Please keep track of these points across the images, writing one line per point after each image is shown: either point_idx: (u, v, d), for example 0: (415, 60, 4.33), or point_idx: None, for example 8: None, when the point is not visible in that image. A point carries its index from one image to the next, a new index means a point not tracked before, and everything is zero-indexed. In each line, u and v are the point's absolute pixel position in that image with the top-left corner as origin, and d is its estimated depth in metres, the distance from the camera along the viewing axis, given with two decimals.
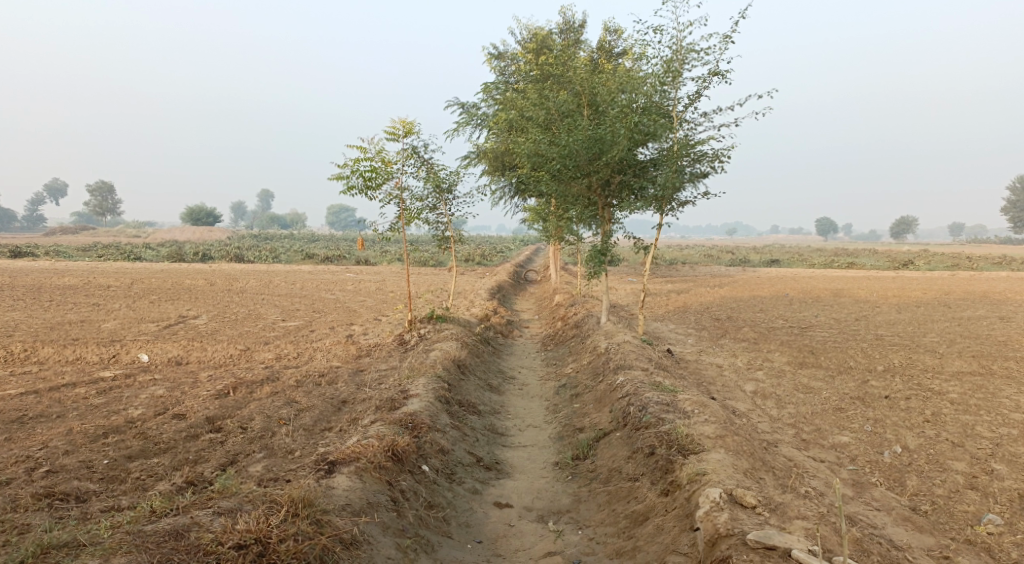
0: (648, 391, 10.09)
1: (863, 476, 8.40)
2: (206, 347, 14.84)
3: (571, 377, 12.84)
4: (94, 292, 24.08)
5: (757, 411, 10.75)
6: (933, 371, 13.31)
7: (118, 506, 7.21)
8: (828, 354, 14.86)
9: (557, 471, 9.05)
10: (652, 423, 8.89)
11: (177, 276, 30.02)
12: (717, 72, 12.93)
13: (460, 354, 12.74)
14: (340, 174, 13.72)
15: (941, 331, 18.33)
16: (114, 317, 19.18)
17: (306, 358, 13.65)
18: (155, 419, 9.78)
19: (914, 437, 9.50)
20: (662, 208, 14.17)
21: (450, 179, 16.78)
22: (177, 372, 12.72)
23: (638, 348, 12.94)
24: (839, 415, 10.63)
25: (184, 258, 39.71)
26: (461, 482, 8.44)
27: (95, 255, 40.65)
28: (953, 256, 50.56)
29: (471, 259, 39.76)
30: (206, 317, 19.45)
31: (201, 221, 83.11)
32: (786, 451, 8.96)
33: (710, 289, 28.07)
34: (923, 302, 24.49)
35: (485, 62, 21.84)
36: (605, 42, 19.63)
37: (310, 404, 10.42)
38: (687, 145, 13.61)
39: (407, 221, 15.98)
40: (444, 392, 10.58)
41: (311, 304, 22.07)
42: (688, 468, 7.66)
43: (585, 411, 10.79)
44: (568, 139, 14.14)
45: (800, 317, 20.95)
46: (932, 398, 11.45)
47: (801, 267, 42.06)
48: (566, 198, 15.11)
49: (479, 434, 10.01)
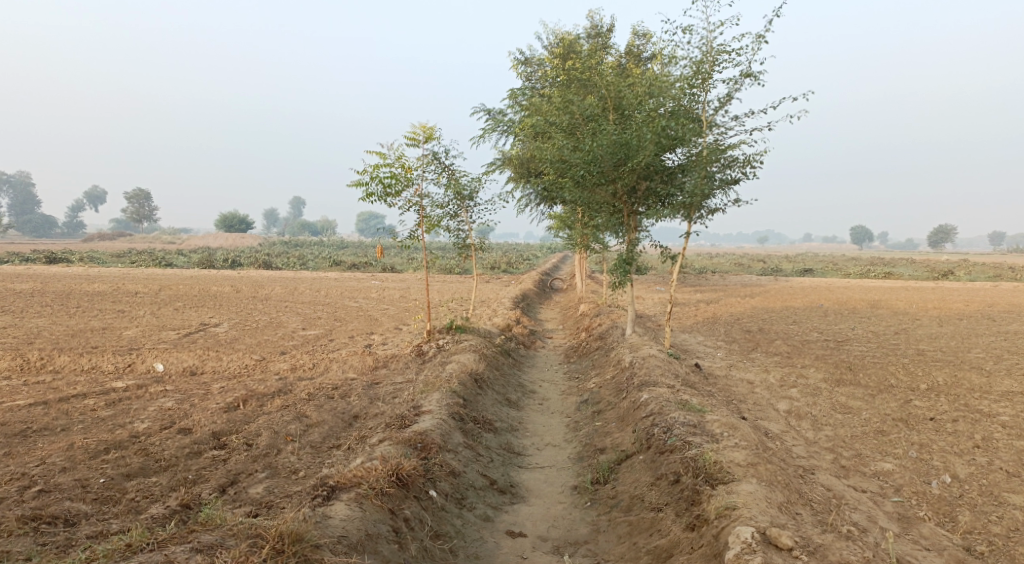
0: (673, 411, 9.48)
1: (910, 509, 7.71)
2: (223, 357, 14.50)
3: (593, 392, 12.28)
4: (121, 298, 24.06)
5: (791, 433, 10.11)
6: (980, 391, 12.50)
7: (106, 532, 6.86)
8: (868, 371, 14.09)
9: (576, 497, 8.49)
10: (678, 446, 8.28)
11: (204, 283, 29.99)
12: (749, 74, 12.28)
13: (478, 367, 12.23)
14: (359, 181, 13.30)
15: (986, 346, 17.42)
16: (136, 325, 19.01)
17: (322, 369, 13.28)
18: (160, 434, 9.40)
19: (964, 466, 8.78)
20: (690, 216, 13.55)
21: (472, 185, 16.33)
22: (190, 383, 12.37)
23: (665, 362, 12.35)
24: (881, 439, 9.92)
25: (214, 264, 39.92)
26: (472, 508, 7.93)
27: (128, 261, 41.17)
28: (995, 265, 48.90)
29: (497, 267, 39.41)
30: (227, 325, 19.21)
31: (235, 228, 84.00)
32: (824, 480, 8.33)
33: (741, 300, 27.29)
34: (966, 314, 23.47)
35: (512, 68, 21.42)
36: (633, 47, 19.12)
37: (320, 420, 9.99)
38: (717, 150, 13.00)
39: (427, 229, 15.54)
40: (459, 409, 10.07)
41: (333, 313, 21.76)
42: (716, 501, 7.04)
43: (607, 430, 10.20)
44: (592, 144, 13.60)
45: (836, 329, 20.12)
46: (981, 421, 10.67)
47: (835, 276, 41.03)
48: (591, 205, 14.56)
49: (494, 454, 9.49)
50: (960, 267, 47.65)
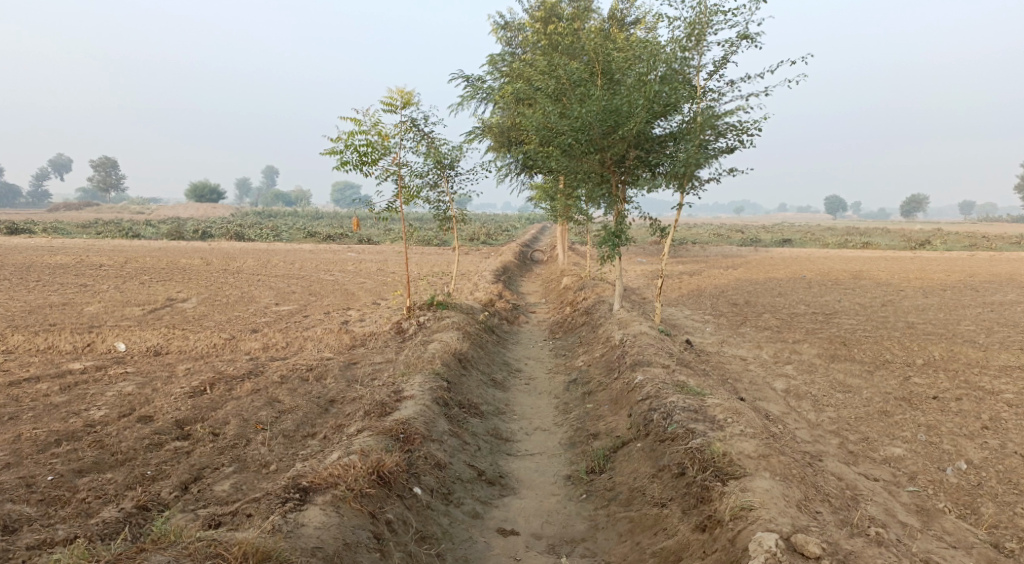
0: (672, 394, 8.88)
1: (928, 500, 7.27)
2: (190, 335, 13.66)
3: (582, 371, 11.69)
4: (85, 271, 22.94)
5: (792, 415, 9.60)
6: (978, 366, 12.10)
7: (50, 542, 6.19)
8: (862, 346, 13.64)
9: (570, 488, 7.91)
10: (680, 435, 7.71)
11: (172, 254, 28.85)
12: (746, 35, 11.55)
13: (461, 347, 11.55)
14: (333, 149, 12.40)
15: (975, 318, 17.09)
16: (98, 300, 18.02)
17: (296, 348, 12.54)
18: (118, 423, 8.60)
19: (977, 450, 8.34)
20: (682, 186, 12.81)
21: (452, 154, 15.50)
22: (153, 364, 11.56)
23: (657, 340, 11.75)
24: (886, 420, 9.44)
25: (183, 235, 38.54)
26: (460, 504, 7.32)
27: (94, 231, 39.63)
28: (968, 234, 48.93)
29: (476, 238, 38.66)
30: (195, 300, 18.30)
31: (205, 198, 81.90)
32: (834, 467, 7.84)
33: (723, 271, 26.87)
34: (948, 285, 23.20)
35: (491, 33, 20.52)
36: (616, 11, 18.30)
37: (293, 405, 9.27)
38: (712, 117, 12.22)
39: (406, 200, 14.75)
40: (443, 393, 9.40)
41: (308, 286, 20.89)
42: (730, 500, 6.49)
43: (599, 413, 9.60)
44: (581, 110, 12.81)
45: (822, 301, 19.72)
46: (985, 400, 10.25)
47: (814, 247, 40.90)
48: (577, 174, 13.77)
49: (481, 441, 8.86)
50: (933, 236, 47.96)
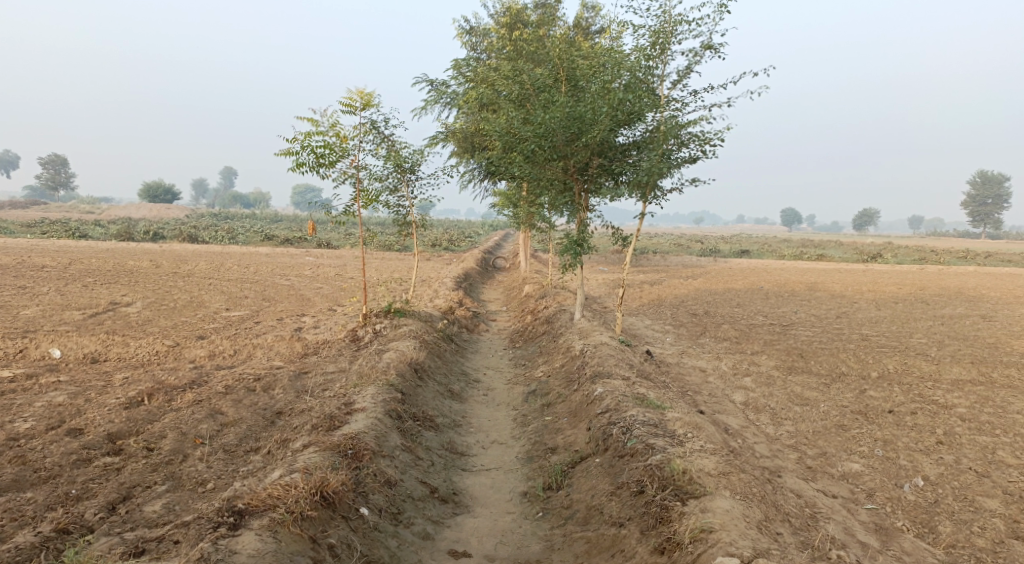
0: (631, 407, 8.66)
1: (887, 519, 7.20)
2: (132, 342, 13.04)
3: (542, 382, 11.42)
4: (25, 273, 21.94)
5: (751, 428, 9.48)
6: (932, 380, 12.17)
7: None
8: (820, 358, 13.65)
9: (526, 506, 7.63)
10: (639, 450, 7.50)
11: (120, 256, 27.86)
12: (709, 45, 11.47)
13: (418, 356, 11.19)
14: (288, 149, 11.96)
15: (927, 331, 17.31)
16: (37, 303, 17.18)
17: (244, 356, 12.04)
18: (44, 436, 8.05)
19: (934, 465, 8.29)
20: (645, 196, 12.66)
21: (413, 158, 15.16)
22: (89, 373, 10.95)
23: (617, 351, 11.56)
24: (844, 434, 9.37)
25: (134, 236, 37.30)
26: (410, 524, 6.99)
27: (39, 231, 38.12)
28: (917, 249, 50.10)
29: (437, 244, 38.27)
30: (141, 304, 17.57)
31: (160, 199, 79.93)
32: (793, 483, 7.71)
33: (683, 280, 26.97)
34: (900, 298, 23.59)
35: (455, 37, 20.24)
36: (581, 20, 18.19)
37: (237, 418, 8.82)
38: (675, 126, 12.09)
39: (365, 204, 14.35)
40: (397, 405, 9.05)
41: (261, 291, 20.29)
42: (689, 521, 6.32)
43: (557, 427, 9.34)
44: (544, 116, 12.59)
45: (780, 312, 19.84)
46: (940, 414, 10.27)
47: (771, 258, 41.56)
48: (539, 181, 13.55)
49: (436, 456, 8.52)
50: (885, 249, 49.25)
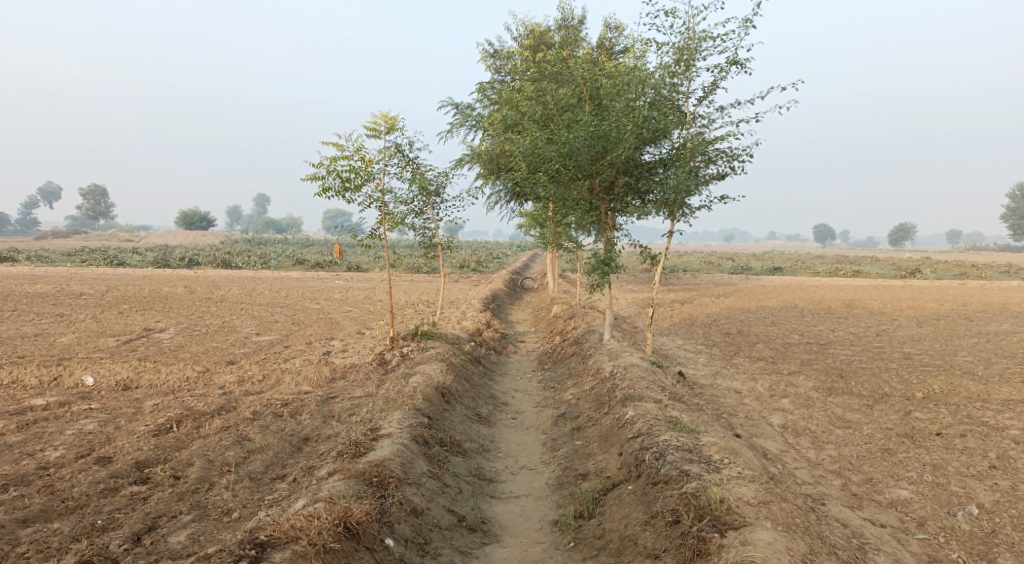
0: (664, 432, 8.37)
1: (940, 551, 6.83)
2: (163, 368, 13.07)
3: (571, 405, 11.16)
4: (63, 300, 22.30)
5: (791, 453, 9.13)
6: (980, 400, 11.65)
7: None
8: (860, 377, 13.19)
9: (557, 535, 7.38)
10: (674, 477, 7.22)
11: (155, 282, 28.26)
12: (735, 61, 11.27)
13: (445, 380, 11.02)
14: (314, 174, 11.96)
15: (972, 349, 16.70)
16: (73, 330, 17.39)
17: (272, 381, 11.99)
18: (73, 465, 8.01)
19: (988, 492, 7.87)
20: (673, 214, 12.43)
21: (439, 180, 15.11)
22: (120, 400, 10.95)
23: (649, 372, 11.27)
24: (890, 459, 8.97)
25: (169, 263, 37.86)
26: (437, 555, 6.78)
27: (78, 259, 38.96)
28: (957, 263, 48.89)
29: (466, 266, 38.28)
30: (174, 330, 17.70)
31: (195, 226, 81.45)
32: (838, 512, 7.36)
33: (715, 299, 26.51)
34: (942, 314, 22.87)
35: (480, 60, 20.27)
36: (605, 40, 18.10)
37: (264, 444, 8.70)
38: (702, 143, 11.87)
39: (391, 227, 14.31)
40: (423, 430, 8.86)
41: (292, 316, 20.34)
42: (729, 555, 6.04)
43: (588, 451, 9.07)
44: (568, 135, 12.46)
45: (816, 331, 19.33)
46: (991, 436, 9.80)
47: (805, 275, 40.88)
48: (565, 201, 13.40)
49: (464, 483, 8.31)
50: (924, 264, 48.19)
